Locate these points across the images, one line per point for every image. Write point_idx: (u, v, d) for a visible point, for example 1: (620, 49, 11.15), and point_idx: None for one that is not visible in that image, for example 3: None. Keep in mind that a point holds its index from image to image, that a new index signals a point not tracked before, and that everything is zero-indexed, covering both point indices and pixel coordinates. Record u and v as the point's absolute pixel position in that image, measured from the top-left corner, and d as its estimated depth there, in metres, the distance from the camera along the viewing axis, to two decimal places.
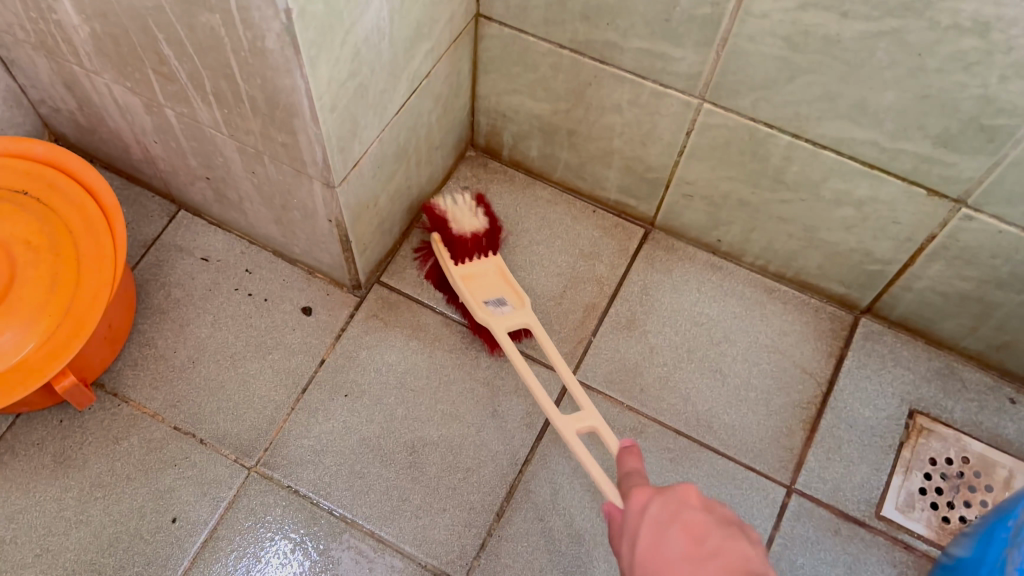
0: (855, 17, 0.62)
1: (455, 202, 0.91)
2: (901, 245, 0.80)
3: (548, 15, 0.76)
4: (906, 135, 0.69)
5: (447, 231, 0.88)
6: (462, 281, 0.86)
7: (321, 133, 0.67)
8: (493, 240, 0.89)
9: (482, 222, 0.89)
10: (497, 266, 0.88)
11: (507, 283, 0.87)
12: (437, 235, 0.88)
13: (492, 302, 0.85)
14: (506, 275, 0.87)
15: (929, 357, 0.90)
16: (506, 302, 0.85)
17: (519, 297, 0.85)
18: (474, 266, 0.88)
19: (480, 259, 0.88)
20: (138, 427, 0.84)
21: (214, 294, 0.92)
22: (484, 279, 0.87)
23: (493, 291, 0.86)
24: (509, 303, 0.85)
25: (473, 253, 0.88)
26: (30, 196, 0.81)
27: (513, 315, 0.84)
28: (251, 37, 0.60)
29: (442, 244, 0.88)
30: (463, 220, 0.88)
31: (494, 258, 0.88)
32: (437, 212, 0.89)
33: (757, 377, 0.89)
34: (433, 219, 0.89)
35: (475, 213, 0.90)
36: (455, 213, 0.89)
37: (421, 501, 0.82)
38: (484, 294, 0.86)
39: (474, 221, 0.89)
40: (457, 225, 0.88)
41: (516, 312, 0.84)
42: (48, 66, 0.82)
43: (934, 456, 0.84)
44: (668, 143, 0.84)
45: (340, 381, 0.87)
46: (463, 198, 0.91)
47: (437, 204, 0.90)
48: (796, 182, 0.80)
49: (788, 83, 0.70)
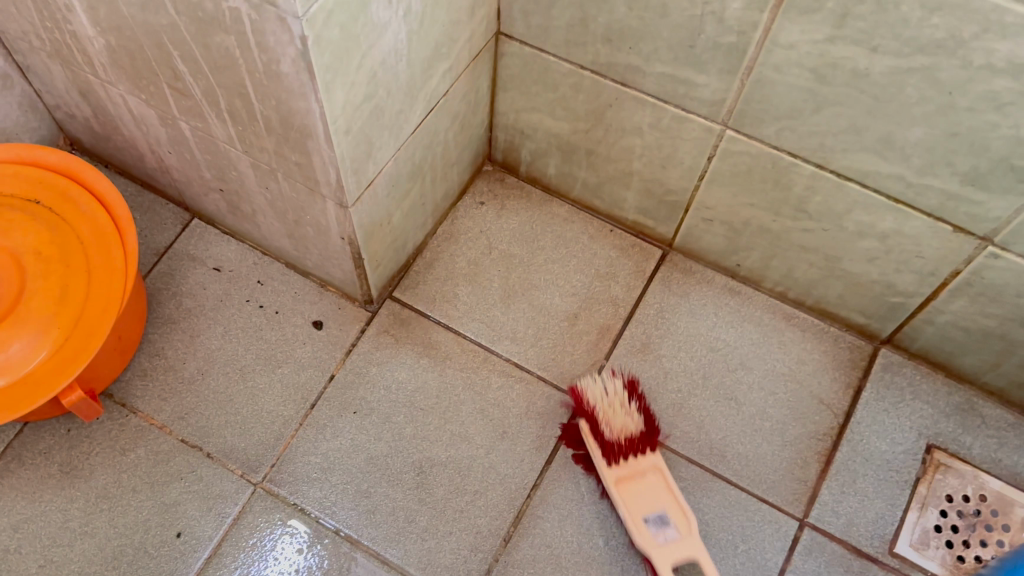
0: (884, 52, 0.61)
1: (604, 388, 0.83)
2: (924, 279, 0.79)
3: (570, 36, 0.75)
4: (933, 172, 0.68)
5: (599, 435, 0.80)
6: (618, 490, 0.78)
7: (335, 155, 0.66)
8: (650, 437, 0.81)
9: (636, 421, 0.81)
10: (656, 467, 0.80)
11: (667, 487, 0.79)
12: (588, 428, 0.81)
13: (653, 519, 0.77)
14: (670, 487, 0.79)
15: (948, 391, 0.88)
16: (667, 517, 0.77)
17: (684, 518, 0.77)
18: (631, 468, 0.79)
19: (639, 460, 0.80)
20: (145, 439, 0.84)
21: (225, 306, 0.91)
22: (643, 483, 0.79)
23: (652, 504, 0.78)
24: (673, 525, 0.77)
25: (628, 454, 0.79)
26: (41, 205, 0.81)
27: (679, 542, 0.76)
28: (267, 61, 0.59)
29: (596, 442, 0.80)
30: (616, 421, 0.80)
31: (654, 457, 0.80)
32: (587, 404, 0.82)
33: (772, 407, 0.87)
34: (582, 410, 0.82)
35: (627, 408, 0.82)
36: (606, 411, 0.81)
37: (428, 523, 0.81)
38: (643, 508, 0.78)
39: (627, 420, 0.80)
40: (611, 428, 0.80)
41: (682, 537, 0.76)
42: (63, 74, 0.81)
43: (951, 492, 0.82)
44: (688, 167, 0.82)
45: (349, 398, 0.86)
46: (613, 385, 0.83)
47: (584, 390, 0.83)
48: (819, 212, 0.78)
49: (813, 114, 0.69)
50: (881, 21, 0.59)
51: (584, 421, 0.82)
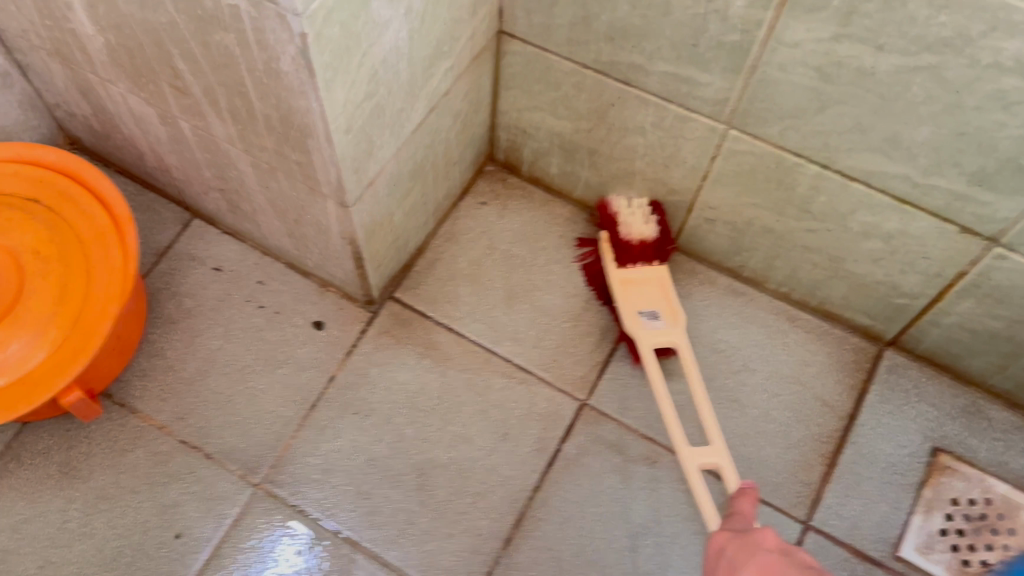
0: (890, 50, 0.60)
1: (631, 203, 0.90)
2: (930, 281, 0.78)
3: (573, 34, 0.74)
4: (940, 172, 0.67)
5: (615, 234, 0.88)
6: (620, 287, 0.87)
7: (336, 154, 0.66)
8: (661, 249, 0.89)
9: (653, 230, 0.88)
10: (661, 279, 0.88)
11: (665, 294, 0.87)
12: (608, 233, 0.89)
13: (646, 314, 0.85)
14: (667, 291, 0.87)
15: (954, 394, 0.87)
16: (659, 313, 0.85)
17: (674, 313, 0.85)
18: (637, 270, 0.88)
19: (645, 266, 0.88)
20: (145, 439, 0.83)
21: (225, 305, 0.90)
22: (644, 288, 0.87)
23: (649, 302, 0.86)
24: (663, 318, 0.85)
25: (637, 259, 0.88)
26: (40, 204, 0.80)
27: (665, 331, 0.84)
28: (266, 59, 0.58)
29: (610, 246, 0.88)
30: (633, 225, 0.88)
31: (660, 269, 0.88)
32: (610, 212, 0.90)
33: (775, 409, 0.86)
34: (606, 217, 0.90)
35: (648, 218, 0.88)
36: (625, 215, 0.89)
37: (429, 525, 0.80)
38: (640, 303, 0.86)
39: (644, 228, 0.88)
40: (627, 230, 0.88)
41: (669, 328, 0.85)
42: (63, 73, 0.81)
43: (956, 496, 0.82)
44: (692, 167, 0.81)
45: (350, 399, 0.86)
46: (640, 199, 0.90)
47: (611, 201, 0.90)
48: (824, 213, 0.78)
49: (818, 114, 0.68)
50: (887, 19, 0.58)
51: (604, 230, 0.90)
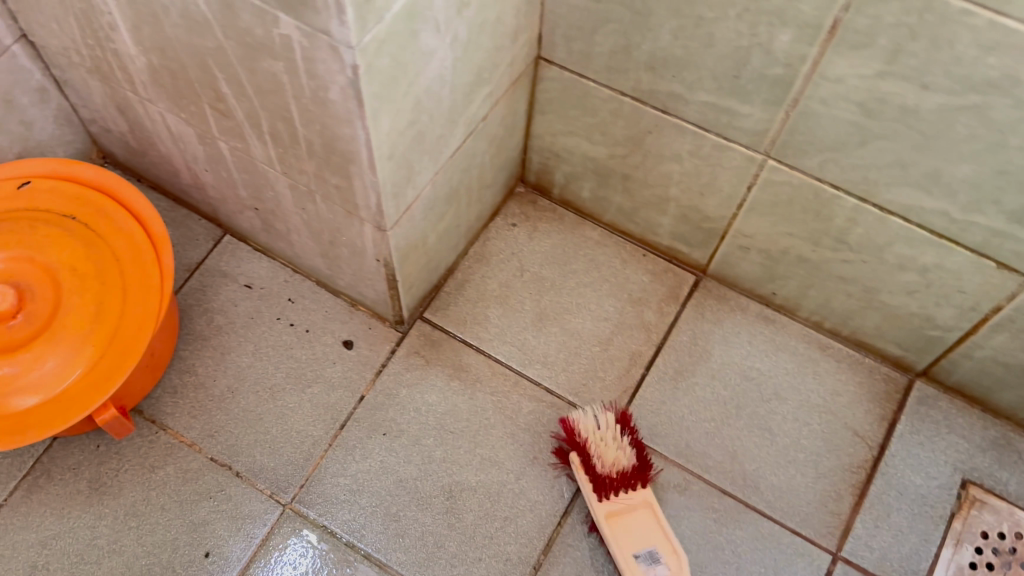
0: (935, 89, 0.60)
1: (594, 419, 0.82)
2: (964, 314, 0.78)
3: (612, 62, 0.75)
4: (980, 209, 0.67)
5: (591, 468, 0.79)
6: (608, 523, 0.78)
7: (377, 180, 0.66)
8: (642, 473, 0.80)
9: (628, 458, 0.80)
10: (647, 501, 0.79)
11: (660, 528, 0.78)
12: (579, 462, 0.80)
13: (644, 555, 0.77)
14: (658, 515, 0.79)
15: (984, 426, 0.87)
16: (658, 554, 0.77)
17: (675, 554, 0.77)
18: (622, 503, 0.79)
19: (629, 494, 0.79)
20: (175, 456, 0.83)
21: (256, 323, 0.91)
22: (633, 517, 0.79)
23: (643, 539, 0.77)
24: (663, 557, 0.77)
25: (618, 489, 0.78)
26: (77, 220, 0.80)
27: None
28: (314, 87, 0.59)
29: (587, 479, 0.79)
30: (609, 454, 0.79)
31: (645, 491, 0.80)
32: (578, 437, 0.81)
33: (806, 438, 0.86)
34: (574, 443, 0.81)
35: (621, 443, 0.80)
36: (599, 444, 0.80)
37: (457, 549, 0.80)
38: (635, 543, 0.77)
39: (620, 456, 0.79)
40: (602, 462, 0.79)
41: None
42: (102, 89, 0.81)
43: (986, 529, 0.81)
44: (727, 195, 0.81)
45: (379, 419, 0.86)
46: (604, 419, 0.82)
47: (578, 424, 0.82)
48: (860, 244, 0.77)
49: (858, 148, 0.68)
50: (933, 58, 0.58)
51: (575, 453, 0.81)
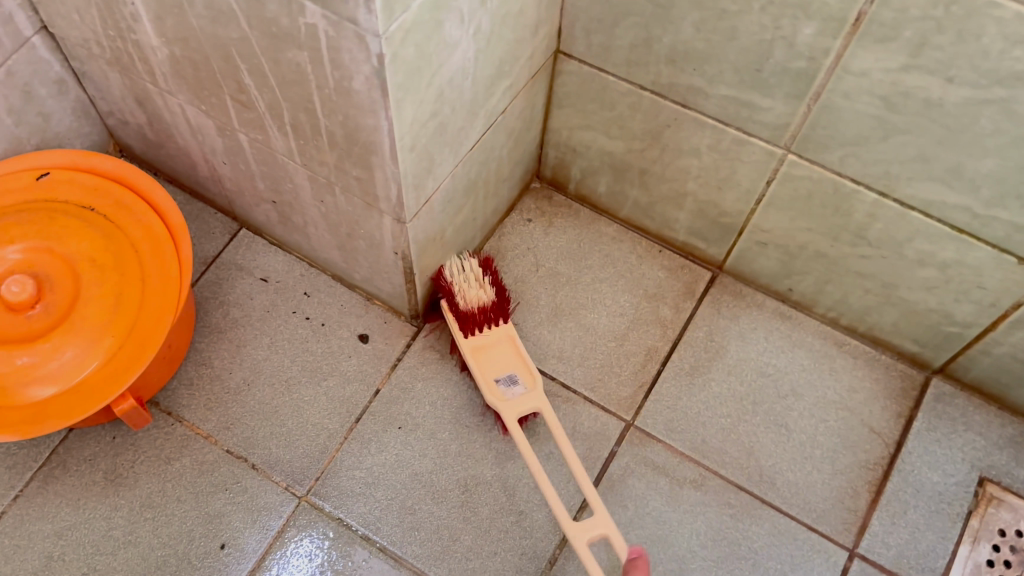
0: (961, 82, 0.60)
1: (462, 270, 0.84)
2: (983, 310, 0.78)
3: (632, 56, 0.74)
4: (1002, 204, 0.67)
5: (453, 306, 0.82)
6: (471, 355, 0.82)
7: (398, 171, 0.66)
8: (501, 308, 0.84)
9: (489, 292, 0.83)
10: (509, 335, 0.83)
11: (517, 354, 0.83)
12: (447, 305, 0.83)
13: (504, 379, 0.82)
14: (517, 345, 0.83)
15: (1002, 423, 0.87)
16: (517, 377, 0.82)
17: (529, 374, 0.82)
18: (485, 336, 0.83)
19: (490, 329, 0.83)
20: (191, 448, 0.83)
21: (272, 316, 0.91)
22: (495, 351, 0.83)
23: (505, 366, 0.82)
24: (521, 382, 0.81)
25: (482, 325, 0.82)
26: (95, 211, 0.81)
27: (525, 398, 0.80)
28: (339, 77, 0.59)
29: (453, 317, 0.83)
30: (469, 292, 0.82)
31: (505, 325, 0.84)
32: (443, 281, 0.83)
33: (823, 435, 0.86)
34: (439, 288, 0.84)
35: (482, 281, 0.83)
36: (460, 283, 0.83)
37: (472, 542, 0.80)
38: (494, 369, 0.82)
39: (481, 292, 0.82)
40: (463, 298, 0.82)
41: (528, 394, 0.81)
42: (121, 82, 0.81)
43: (1003, 527, 0.81)
44: (746, 191, 0.81)
45: (394, 412, 0.86)
46: (469, 265, 0.84)
47: (443, 270, 0.84)
48: (879, 240, 0.77)
49: (880, 142, 0.68)
50: (959, 52, 0.58)
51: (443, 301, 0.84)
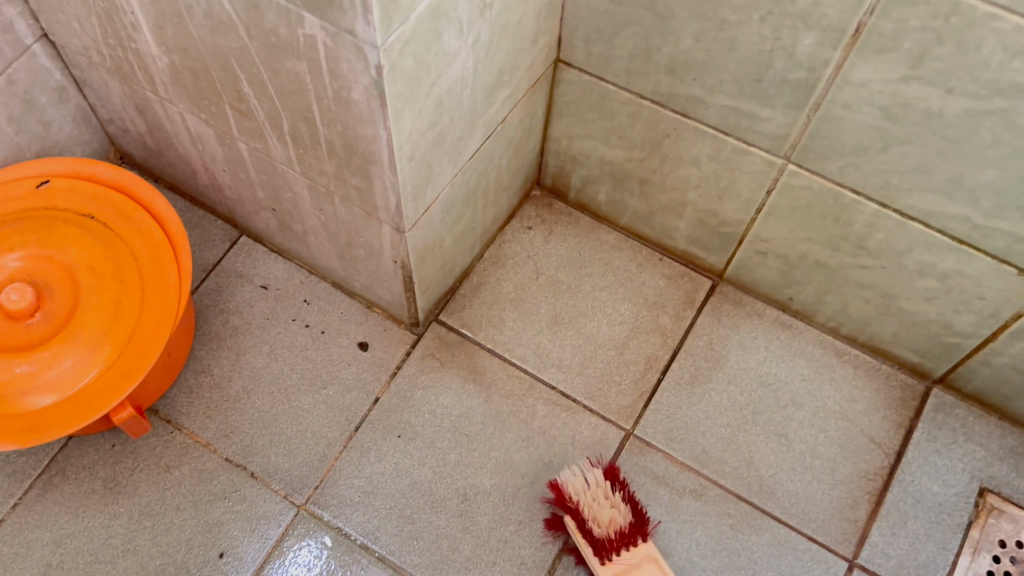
0: (960, 93, 0.60)
1: (584, 480, 0.78)
2: (984, 321, 0.77)
3: (632, 65, 0.74)
4: (1002, 215, 0.67)
5: (587, 531, 0.75)
6: None
7: (397, 181, 0.66)
8: (640, 526, 0.76)
9: (623, 513, 0.76)
10: (652, 555, 0.76)
11: None
12: (576, 527, 0.76)
13: None
14: (666, 572, 0.75)
15: (1002, 434, 0.87)
16: None
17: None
18: (628, 566, 0.75)
19: (632, 553, 0.75)
20: (190, 456, 0.83)
21: (271, 324, 0.91)
22: None
23: None
24: None
25: (620, 548, 0.75)
26: (95, 219, 0.80)
27: None
28: (338, 87, 0.59)
29: (585, 541, 0.75)
30: (603, 514, 0.76)
31: (647, 545, 0.76)
32: (567, 497, 0.77)
33: (823, 445, 0.86)
34: (563, 503, 0.77)
35: (610, 497, 0.77)
36: (590, 504, 0.76)
37: (471, 553, 0.80)
38: None
39: (614, 514, 0.76)
40: (597, 522, 0.75)
41: None
42: (121, 89, 0.81)
43: (1004, 538, 0.81)
44: (745, 200, 0.81)
45: (394, 421, 0.86)
46: (592, 476, 0.79)
47: (564, 484, 0.78)
48: (879, 250, 0.77)
49: (880, 152, 0.68)
50: (959, 63, 0.58)
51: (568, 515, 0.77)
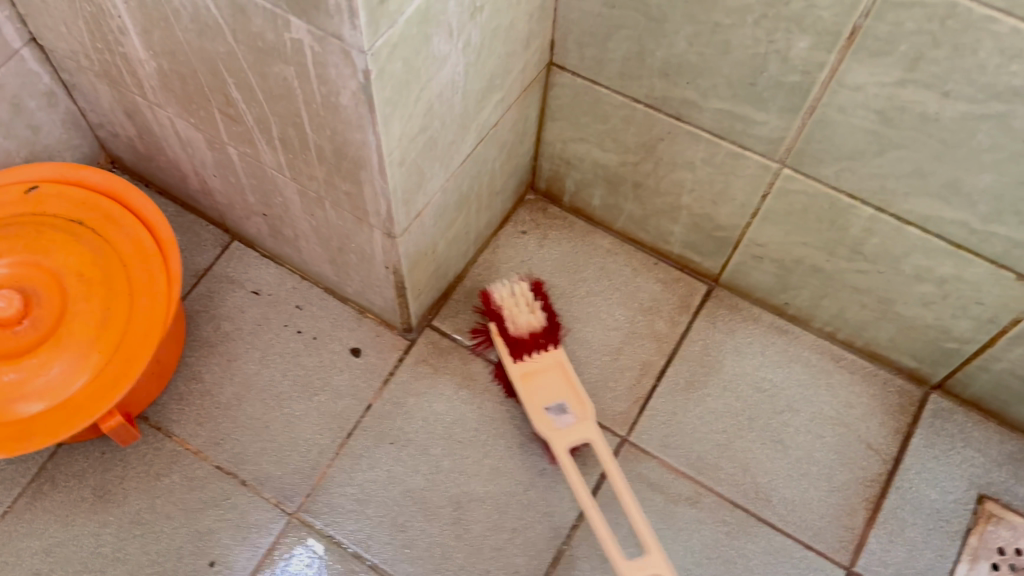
0: (957, 97, 0.59)
1: (511, 290, 0.84)
2: (982, 326, 0.77)
3: (625, 69, 0.74)
4: (1000, 219, 0.66)
5: (503, 329, 0.82)
6: (520, 384, 0.81)
7: (387, 186, 0.65)
8: (553, 333, 0.83)
9: (541, 317, 0.82)
10: (559, 361, 0.82)
11: (569, 382, 0.81)
12: (494, 327, 0.83)
13: (553, 408, 0.80)
14: (570, 378, 0.81)
15: (1001, 440, 0.86)
16: (566, 406, 0.80)
17: (582, 406, 0.80)
18: (535, 361, 0.82)
19: (541, 354, 0.82)
20: (181, 464, 0.82)
21: (263, 330, 0.90)
22: (544, 379, 0.81)
23: (554, 395, 0.81)
24: (571, 412, 0.80)
25: (532, 349, 0.82)
26: (83, 225, 0.80)
27: (575, 428, 0.79)
28: (325, 92, 0.58)
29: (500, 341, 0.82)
30: (521, 318, 0.82)
31: (557, 351, 0.82)
32: (493, 303, 0.83)
33: (820, 451, 0.85)
34: (489, 309, 0.84)
35: (533, 305, 0.83)
36: (511, 307, 0.82)
37: (464, 560, 0.79)
38: (545, 399, 0.80)
39: (533, 318, 0.82)
40: (516, 325, 0.81)
41: (578, 423, 0.79)
42: (110, 94, 0.81)
43: (1003, 545, 0.80)
44: (741, 205, 0.80)
45: (386, 428, 0.85)
46: (520, 286, 0.84)
47: (492, 291, 0.84)
48: (876, 255, 0.76)
49: (876, 156, 0.67)
50: (955, 66, 0.57)
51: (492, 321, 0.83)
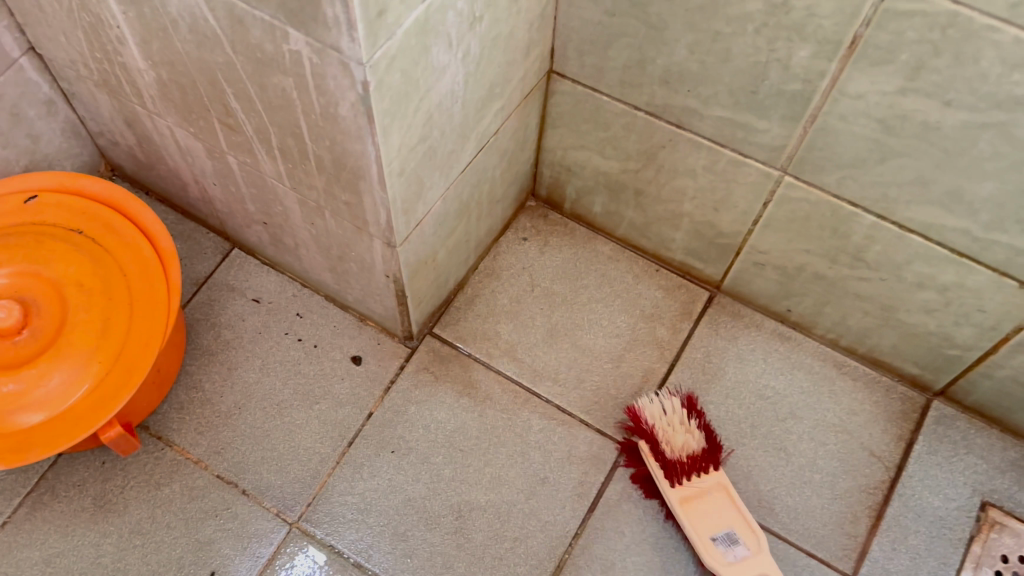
0: (959, 106, 0.59)
1: (662, 406, 0.82)
2: (984, 333, 0.76)
3: (626, 76, 0.73)
4: (1002, 227, 0.66)
5: (659, 455, 0.79)
6: (685, 514, 0.78)
7: (387, 196, 0.65)
8: (713, 453, 0.81)
9: (697, 440, 0.80)
10: (720, 483, 0.80)
11: (737, 511, 0.79)
12: (648, 449, 0.81)
13: (721, 538, 0.77)
14: (734, 499, 0.79)
15: (1004, 447, 0.85)
16: (736, 535, 0.77)
17: (753, 536, 0.77)
18: (694, 486, 0.79)
19: (702, 478, 0.80)
20: (181, 473, 0.82)
21: (264, 338, 0.90)
22: (709, 503, 0.79)
23: (720, 521, 0.78)
24: (742, 543, 0.77)
25: (691, 473, 0.79)
26: (83, 235, 0.79)
27: (750, 560, 0.76)
28: (325, 103, 0.58)
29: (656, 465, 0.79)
30: (676, 438, 0.80)
31: (717, 474, 0.80)
32: (645, 423, 0.81)
33: (822, 459, 0.85)
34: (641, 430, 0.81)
35: (687, 425, 0.81)
36: (666, 429, 0.80)
37: (465, 570, 0.79)
38: (710, 528, 0.77)
39: (687, 440, 0.80)
40: (671, 448, 0.79)
41: (752, 554, 0.76)
42: (109, 103, 0.80)
43: (1006, 553, 0.80)
44: (742, 212, 0.80)
45: (387, 436, 0.85)
46: (669, 402, 0.83)
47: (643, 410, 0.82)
48: (877, 262, 0.76)
49: (877, 164, 0.67)
50: (957, 75, 0.57)
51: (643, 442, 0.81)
